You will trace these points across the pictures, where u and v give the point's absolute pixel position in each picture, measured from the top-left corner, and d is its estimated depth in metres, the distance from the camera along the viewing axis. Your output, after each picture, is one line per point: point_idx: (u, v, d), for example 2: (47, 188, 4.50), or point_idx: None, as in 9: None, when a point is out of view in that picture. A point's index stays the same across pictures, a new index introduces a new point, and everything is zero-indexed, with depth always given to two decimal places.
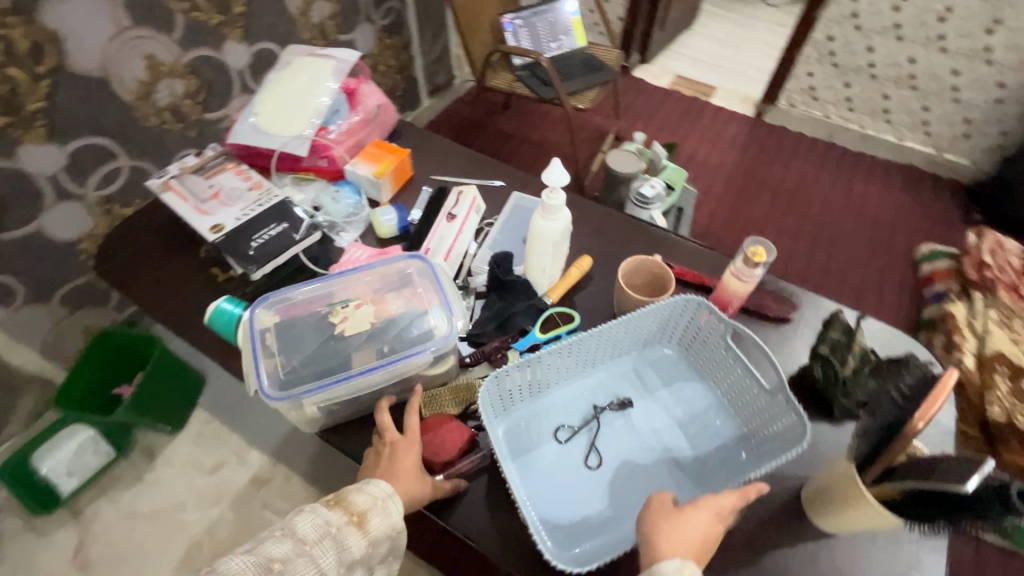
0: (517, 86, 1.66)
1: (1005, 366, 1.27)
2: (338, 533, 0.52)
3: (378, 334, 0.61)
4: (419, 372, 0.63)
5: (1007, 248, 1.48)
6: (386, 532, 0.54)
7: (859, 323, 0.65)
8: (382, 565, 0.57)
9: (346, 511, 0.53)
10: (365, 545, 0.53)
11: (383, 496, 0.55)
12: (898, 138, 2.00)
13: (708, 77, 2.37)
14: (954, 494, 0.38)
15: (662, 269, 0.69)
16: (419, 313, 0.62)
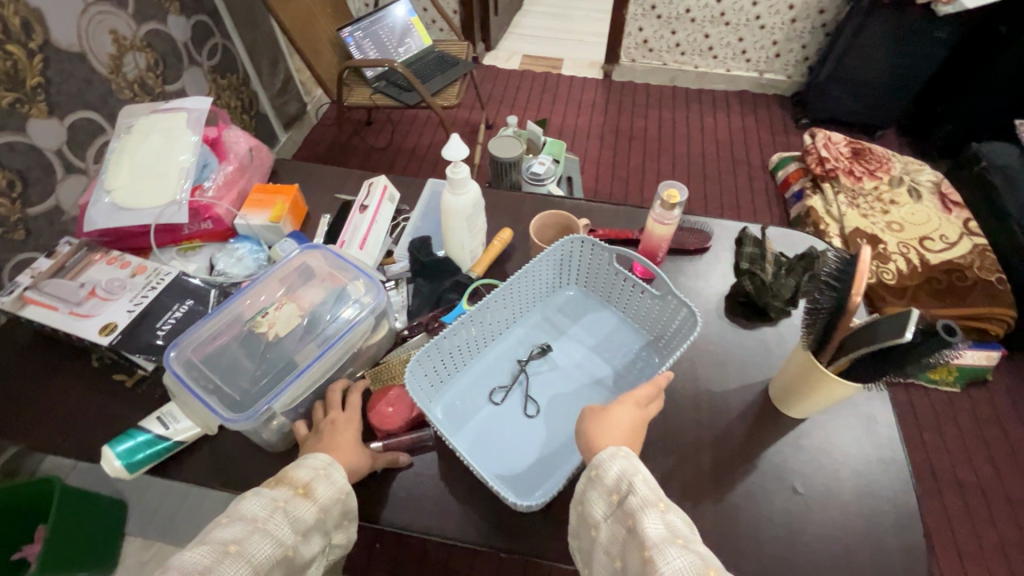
0: (377, 98, 1.61)
1: (864, 239, 1.53)
2: (287, 506, 0.44)
3: (311, 327, 0.55)
4: (369, 343, 0.58)
5: (835, 141, 1.75)
6: (337, 496, 0.47)
7: (765, 234, 0.75)
8: (338, 532, 0.49)
9: (290, 485, 0.45)
10: (319, 514, 0.46)
11: (324, 465, 0.48)
12: (727, 70, 2.23)
13: (553, 51, 2.48)
14: (897, 346, 0.43)
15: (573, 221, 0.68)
16: (346, 291, 0.57)
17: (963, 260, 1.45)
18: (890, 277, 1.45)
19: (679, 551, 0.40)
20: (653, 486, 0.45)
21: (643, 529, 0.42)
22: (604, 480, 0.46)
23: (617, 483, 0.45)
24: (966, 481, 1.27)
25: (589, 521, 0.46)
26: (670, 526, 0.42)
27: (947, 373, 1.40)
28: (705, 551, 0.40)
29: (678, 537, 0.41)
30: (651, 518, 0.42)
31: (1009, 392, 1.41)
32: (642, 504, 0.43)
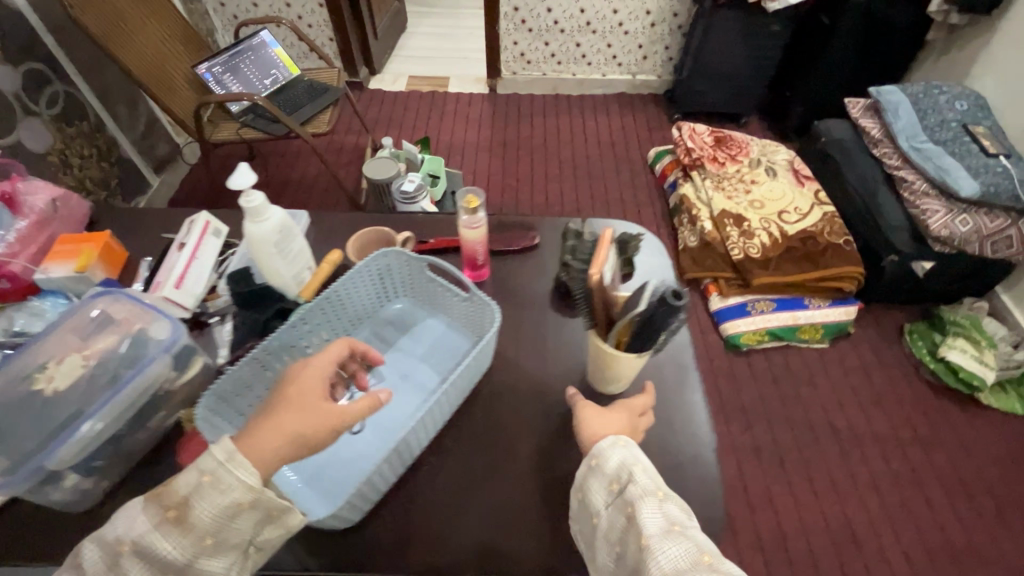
0: (245, 132, 1.57)
1: (730, 219, 1.64)
2: (147, 538, 0.43)
3: (98, 377, 0.53)
4: (171, 383, 0.56)
5: (699, 131, 1.89)
6: (231, 506, 0.44)
7: (587, 227, 0.79)
8: (263, 529, 0.47)
9: (162, 508, 0.44)
10: (198, 539, 0.44)
11: (212, 470, 0.44)
12: (602, 74, 2.36)
13: (438, 70, 2.52)
14: (651, 317, 0.48)
15: (391, 236, 0.70)
16: (140, 335, 0.55)
17: (815, 228, 1.60)
18: (755, 251, 1.57)
19: (676, 542, 0.46)
20: (654, 479, 0.51)
21: (640, 514, 0.48)
22: (607, 468, 0.52)
23: (619, 472, 0.52)
24: (840, 428, 1.39)
25: (591, 508, 0.52)
26: (668, 510, 0.48)
27: (815, 331, 1.53)
28: (694, 534, 0.47)
29: (676, 524, 0.47)
30: (650, 507, 0.48)
31: (869, 340, 1.56)
32: (642, 494, 0.49)
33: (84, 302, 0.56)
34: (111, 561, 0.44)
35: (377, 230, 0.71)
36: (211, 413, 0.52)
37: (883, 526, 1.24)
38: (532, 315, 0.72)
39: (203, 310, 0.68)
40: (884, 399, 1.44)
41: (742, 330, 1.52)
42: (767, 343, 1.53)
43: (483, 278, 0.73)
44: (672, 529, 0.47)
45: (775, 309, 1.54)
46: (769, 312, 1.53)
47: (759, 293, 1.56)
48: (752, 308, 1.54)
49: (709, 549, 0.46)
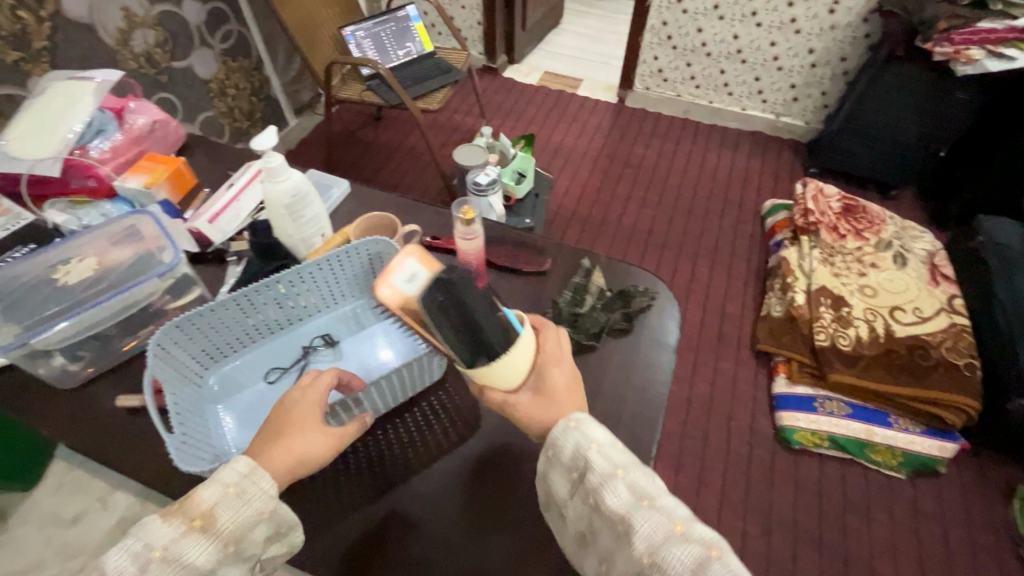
0: (366, 95, 1.69)
1: (828, 299, 1.44)
2: (174, 546, 0.46)
3: (105, 280, 0.61)
4: (162, 303, 0.64)
5: (826, 194, 1.67)
6: (254, 517, 0.49)
7: (604, 268, 0.73)
8: (271, 543, 0.52)
9: (186, 517, 0.47)
10: (220, 547, 0.47)
11: (235, 483, 0.49)
12: (742, 108, 2.17)
13: (574, 70, 2.50)
14: (447, 309, 0.49)
15: (396, 224, 0.71)
16: (148, 256, 0.63)
17: (932, 338, 1.35)
18: (845, 343, 1.36)
19: (644, 515, 0.46)
20: (610, 453, 0.50)
21: (604, 502, 0.48)
22: (563, 459, 0.51)
23: (575, 459, 0.50)
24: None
25: (556, 498, 0.52)
26: (633, 485, 0.48)
27: (891, 456, 1.29)
28: (667, 502, 0.48)
29: (644, 498, 0.48)
30: (614, 491, 0.48)
31: (961, 489, 1.28)
32: (601, 480, 0.49)
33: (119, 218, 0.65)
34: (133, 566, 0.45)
35: (386, 216, 0.72)
36: (169, 341, 0.57)
37: None
38: None
39: (226, 248, 0.75)
40: (952, 563, 1.19)
41: (799, 426, 1.33)
42: (825, 450, 1.32)
43: None
44: (641, 505, 0.47)
45: (848, 416, 1.32)
46: (839, 416, 1.32)
47: (835, 391, 1.35)
48: (821, 406, 1.34)
49: (684, 517, 0.46)
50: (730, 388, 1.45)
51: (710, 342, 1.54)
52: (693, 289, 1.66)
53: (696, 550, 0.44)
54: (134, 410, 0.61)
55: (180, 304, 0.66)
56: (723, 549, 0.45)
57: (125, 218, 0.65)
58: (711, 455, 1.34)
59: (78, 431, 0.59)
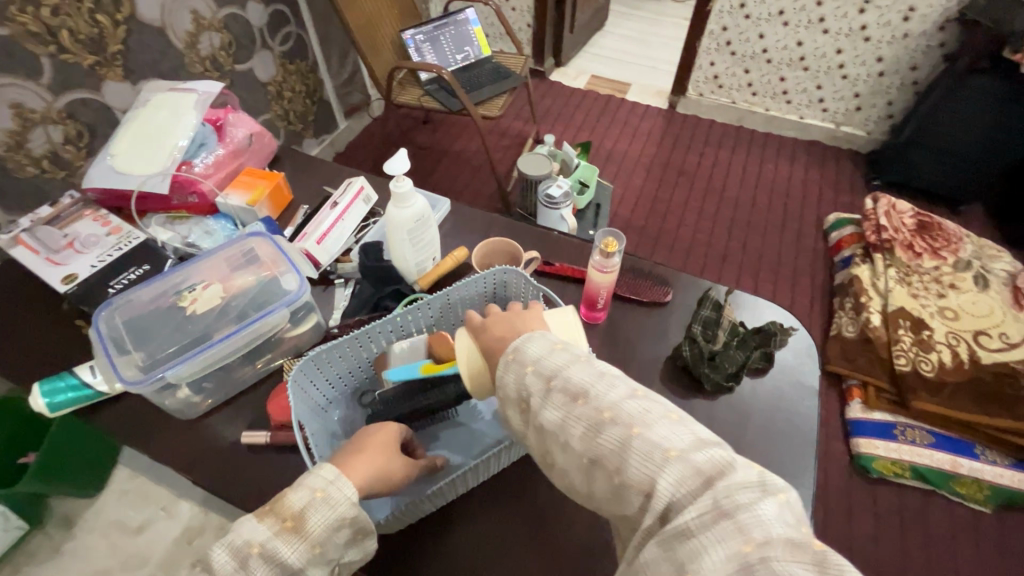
0: (425, 100, 1.67)
1: (907, 321, 1.39)
2: (264, 548, 0.41)
3: (232, 309, 0.59)
4: (283, 333, 0.62)
5: (899, 209, 1.60)
6: (337, 521, 0.44)
7: (730, 300, 0.70)
8: (349, 549, 0.46)
9: (276, 518, 0.43)
10: (311, 549, 0.43)
11: (324, 486, 0.45)
12: (799, 116, 2.10)
13: (622, 74, 2.45)
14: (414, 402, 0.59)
15: (519, 250, 0.68)
16: (272, 281, 0.61)
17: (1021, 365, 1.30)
18: (928, 368, 1.31)
19: (580, 411, 0.43)
20: (544, 364, 0.47)
21: (545, 422, 0.45)
22: (509, 395, 0.48)
23: (518, 391, 0.47)
24: None
25: (514, 431, 0.49)
26: (567, 388, 0.45)
27: (978, 489, 1.23)
28: (600, 392, 0.44)
29: (580, 397, 0.44)
30: (552, 406, 0.45)
31: None
32: (540, 399, 0.46)
33: (240, 240, 0.63)
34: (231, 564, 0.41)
35: (505, 241, 0.69)
36: (304, 376, 0.55)
37: None
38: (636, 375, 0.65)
39: (333, 270, 0.73)
40: None
41: (879, 455, 1.27)
42: (907, 481, 1.26)
43: (597, 320, 0.68)
44: (577, 403, 0.44)
45: (932, 446, 1.27)
46: (923, 446, 1.27)
47: (916, 419, 1.30)
48: (901, 434, 1.29)
49: (615, 403, 0.43)
50: None
51: None
52: None
53: (620, 432, 0.41)
54: (257, 446, 0.58)
55: (300, 333, 0.63)
56: (651, 421, 0.41)
57: (244, 239, 0.64)
58: None
59: (203, 467, 0.57)
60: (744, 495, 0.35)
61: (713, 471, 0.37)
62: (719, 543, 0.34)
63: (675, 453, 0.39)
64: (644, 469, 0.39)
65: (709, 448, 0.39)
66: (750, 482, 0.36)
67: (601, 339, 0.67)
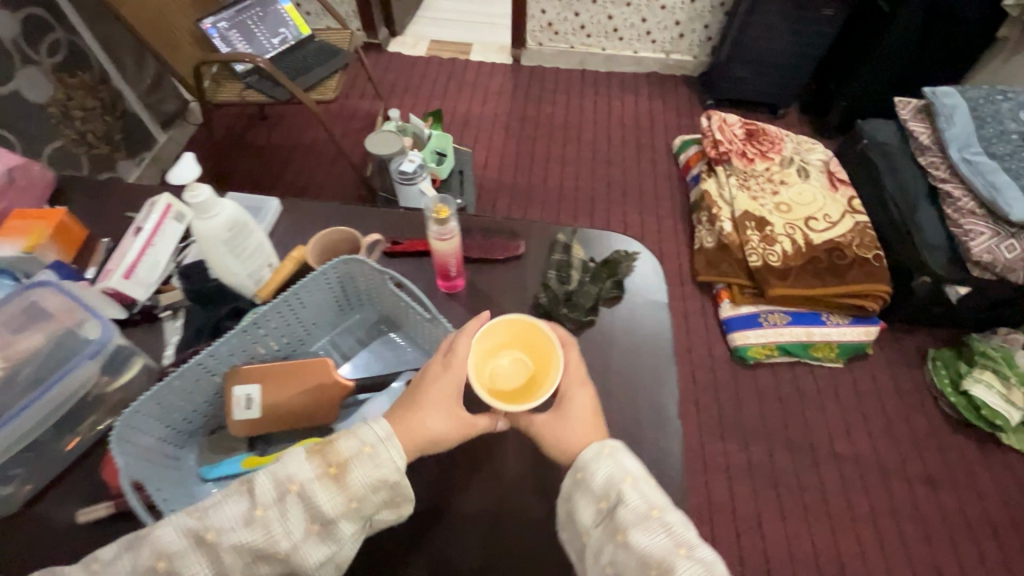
0: (248, 94, 1.51)
1: (752, 221, 1.54)
2: (301, 489, 0.44)
3: (21, 378, 0.51)
4: (98, 389, 0.53)
5: (729, 122, 1.76)
6: (376, 481, 0.46)
7: (575, 238, 0.72)
8: (382, 511, 0.48)
9: (325, 462, 0.46)
10: (343, 502, 0.45)
11: (373, 443, 0.47)
12: (634, 51, 2.20)
13: (462, 35, 2.39)
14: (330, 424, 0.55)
15: (353, 237, 0.64)
16: (66, 336, 0.52)
17: (844, 239, 1.49)
18: (775, 259, 1.47)
19: (686, 564, 0.44)
20: (644, 489, 0.49)
21: (634, 541, 0.46)
22: (594, 486, 0.49)
23: (607, 489, 0.49)
24: (844, 457, 1.32)
25: (578, 525, 0.50)
26: (670, 527, 0.47)
27: (830, 349, 1.44)
28: (706, 553, 0.46)
29: (683, 546, 0.46)
30: (645, 528, 0.46)
31: (888, 364, 1.46)
32: (633, 513, 0.47)
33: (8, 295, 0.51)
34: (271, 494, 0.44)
35: (337, 229, 0.64)
36: (130, 430, 0.47)
37: (875, 561, 1.19)
38: None
39: (155, 302, 0.64)
40: (894, 428, 1.36)
41: (751, 342, 1.43)
42: (776, 358, 1.44)
43: (457, 289, 0.68)
44: (674, 540, 0.46)
45: (788, 323, 1.44)
46: (783, 325, 1.44)
47: (774, 304, 1.47)
48: (765, 320, 1.45)
49: (705, 554, 0.46)
50: (684, 324, 1.52)
51: None
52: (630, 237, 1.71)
53: None
54: (96, 522, 0.50)
55: (121, 383, 0.55)
56: None
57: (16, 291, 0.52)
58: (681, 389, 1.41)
59: (32, 566, 0.49)
60: None
61: None
62: None
63: None
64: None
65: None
66: None
67: (463, 307, 0.67)
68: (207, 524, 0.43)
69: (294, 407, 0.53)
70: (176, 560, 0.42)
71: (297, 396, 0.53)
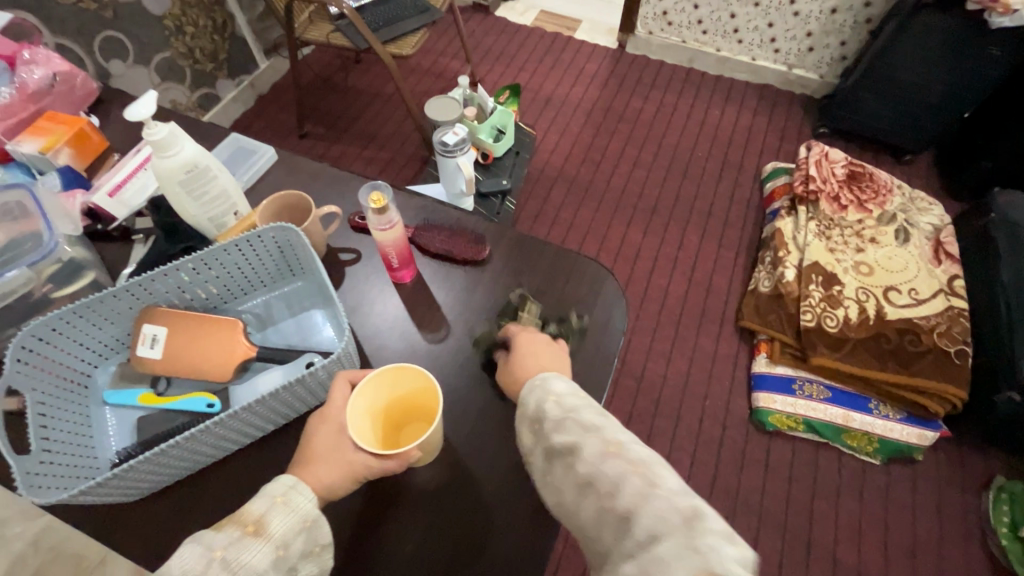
0: (334, 37, 1.55)
1: (819, 276, 1.36)
2: (227, 552, 0.42)
3: None
4: (45, 292, 0.58)
5: (831, 159, 1.54)
6: (298, 525, 0.45)
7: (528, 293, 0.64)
8: (305, 563, 0.46)
9: (239, 524, 0.43)
10: (272, 550, 0.43)
11: (284, 492, 0.46)
12: (751, 58, 1.98)
13: (573, 9, 2.27)
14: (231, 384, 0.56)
15: (307, 204, 0.63)
16: (24, 238, 0.57)
17: (925, 322, 1.27)
18: (832, 324, 1.29)
19: (599, 447, 0.44)
20: (567, 402, 0.49)
21: (557, 447, 0.46)
22: (527, 413, 0.50)
23: (537, 410, 0.50)
24: (843, 564, 1.16)
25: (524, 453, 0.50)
26: (587, 426, 0.46)
27: (868, 442, 1.25)
28: (633, 446, 0.43)
29: (607, 442, 0.44)
30: (567, 432, 0.46)
31: (937, 479, 1.24)
32: (553, 423, 0.48)
33: None
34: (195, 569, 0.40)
35: (297, 193, 0.64)
36: (38, 343, 0.49)
37: None
38: (432, 341, 0.63)
39: (132, 224, 0.68)
40: (917, 552, 1.17)
41: (775, 409, 1.28)
42: (800, 434, 1.28)
43: (404, 280, 0.66)
44: (586, 432, 0.45)
45: (826, 400, 1.27)
46: (818, 400, 1.27)
47: (815, 374, 1.30)
48: (799, 388, 1.29)
49: (629, 447, 0.44)
50: (709, 366, 1.39)
51: (693, 317, 1.47)
52: (680, 259, 1.57)
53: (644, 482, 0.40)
54: None
55: (68, 290, 0.59)
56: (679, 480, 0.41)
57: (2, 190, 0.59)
58: (681, 435, 1.30)
59: None
60: None
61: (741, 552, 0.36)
62: None
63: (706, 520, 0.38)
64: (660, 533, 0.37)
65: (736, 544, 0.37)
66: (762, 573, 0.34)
67: (403, 302, 0.65)
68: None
69: (197, 353, 0.54)
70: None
71: (201, 344, 0.54)
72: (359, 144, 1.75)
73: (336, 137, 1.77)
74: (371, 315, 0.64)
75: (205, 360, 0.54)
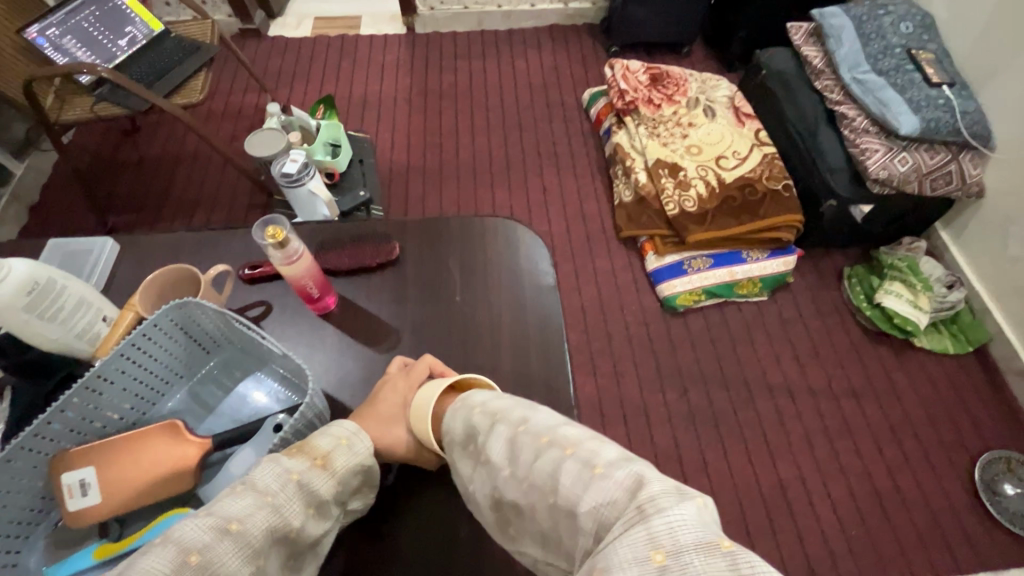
0: (101, 108, 1.33)
1: (665, 169, 1.53)
2: (302, 478, 0.45)
3: None
4: None
5: (633, 69, 1.71)
6: (357, 468, 0.49)
7: (404, 379, 0.57)
8: (353, 499, 0.51)
9: (308, 456, 0.47)
10: (336, 483, 0.47)
11: (348, 436, 0.50)
12: (532, 5, 2.09)
13: (347, 8, 2.19)
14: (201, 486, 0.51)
15: (193, 274, 0.59)
16: None
17: (753, 174, 1.49)
18: (691, 204, 1.47)
19: (520, 436, 0.46)
20: (490, 407, 0.50)
21: (489, 450, 0.47)
22: (456, 436, 0.51)
23: (466, 428, 0.50)
24: (776, 386, 1.37)
25: (460, 479, 0.51)
26: (510, 420, 0.48)
27: (753, 285, 1.47)
28: (562, 429, 0.45)
29: (521, 425, 0.47)
30: (496, 435, 0.47)
31: (809, 289, 1.51)
32: (483, 433, 0.48)
33: None
34: (273, 483, 0.44)
35: (175, 268, 0.59)
36: None
37: (813, 481, 1.25)
38: (386, 351, 0.62)
39: None
40: (819, 350, 1.42)
41: (678, 291, 1.45)
42: (703, 302, 1.46)
43: (330, 308, 0.65)
44: (518, 431, 0.46)
45: (710, 266, 1.46)
46: (705, 269, 1.46)
47: (695, 249, 1.48)
48: (688, 266, 1.47)
49: (560, 431, 0.45)
50: (613, 281, 1.52)
51: (582, 246, 1.58)
52: (551, 202, 1.67)
53: (556, 455, 0.43)
54: None
55: None
56: (588, 443, 0.43)
57: None
58: (618, 349, 1.41)
59: None
60: (665, 500, 0.36)
61: (634, 484, 0.38)
62: (631, 544, 0.35)
63: (599, 468, 0.40)
64: (597, 510, 0.39)
65: (641, 482, 0.38)
66: (668, 489, 0.37)
67: (339, 327, 0.64)
68: (224, 516, 0.41)
69: (142, 472, 0.48)
70: (206, 553, 0.39)
71: (144, 464, 0.48)
72: (184, 214, 1.55)
73: (154, 217, 1.55)
74: (315, 354, 0.62)
75: (157, 478, 0.48)
